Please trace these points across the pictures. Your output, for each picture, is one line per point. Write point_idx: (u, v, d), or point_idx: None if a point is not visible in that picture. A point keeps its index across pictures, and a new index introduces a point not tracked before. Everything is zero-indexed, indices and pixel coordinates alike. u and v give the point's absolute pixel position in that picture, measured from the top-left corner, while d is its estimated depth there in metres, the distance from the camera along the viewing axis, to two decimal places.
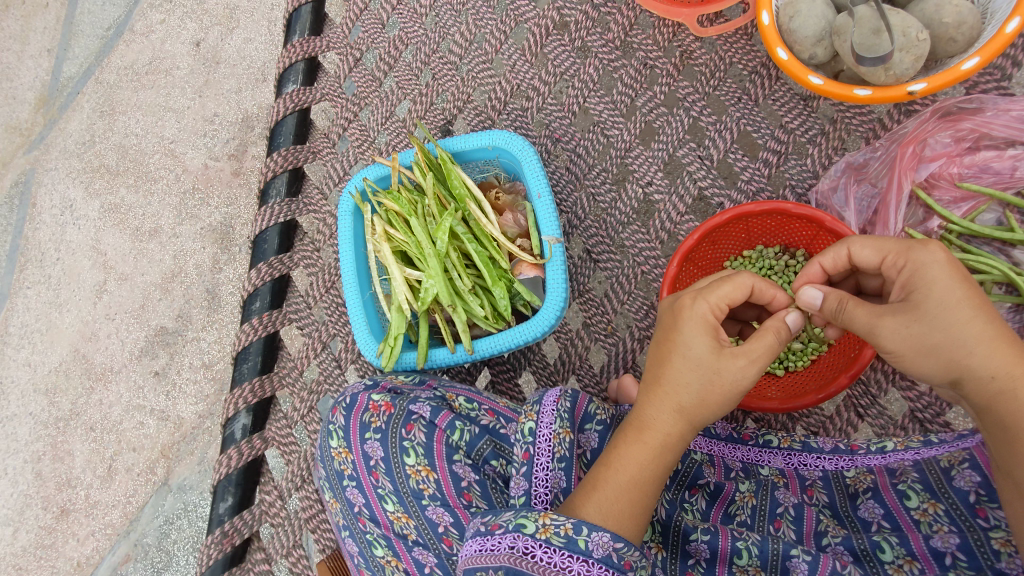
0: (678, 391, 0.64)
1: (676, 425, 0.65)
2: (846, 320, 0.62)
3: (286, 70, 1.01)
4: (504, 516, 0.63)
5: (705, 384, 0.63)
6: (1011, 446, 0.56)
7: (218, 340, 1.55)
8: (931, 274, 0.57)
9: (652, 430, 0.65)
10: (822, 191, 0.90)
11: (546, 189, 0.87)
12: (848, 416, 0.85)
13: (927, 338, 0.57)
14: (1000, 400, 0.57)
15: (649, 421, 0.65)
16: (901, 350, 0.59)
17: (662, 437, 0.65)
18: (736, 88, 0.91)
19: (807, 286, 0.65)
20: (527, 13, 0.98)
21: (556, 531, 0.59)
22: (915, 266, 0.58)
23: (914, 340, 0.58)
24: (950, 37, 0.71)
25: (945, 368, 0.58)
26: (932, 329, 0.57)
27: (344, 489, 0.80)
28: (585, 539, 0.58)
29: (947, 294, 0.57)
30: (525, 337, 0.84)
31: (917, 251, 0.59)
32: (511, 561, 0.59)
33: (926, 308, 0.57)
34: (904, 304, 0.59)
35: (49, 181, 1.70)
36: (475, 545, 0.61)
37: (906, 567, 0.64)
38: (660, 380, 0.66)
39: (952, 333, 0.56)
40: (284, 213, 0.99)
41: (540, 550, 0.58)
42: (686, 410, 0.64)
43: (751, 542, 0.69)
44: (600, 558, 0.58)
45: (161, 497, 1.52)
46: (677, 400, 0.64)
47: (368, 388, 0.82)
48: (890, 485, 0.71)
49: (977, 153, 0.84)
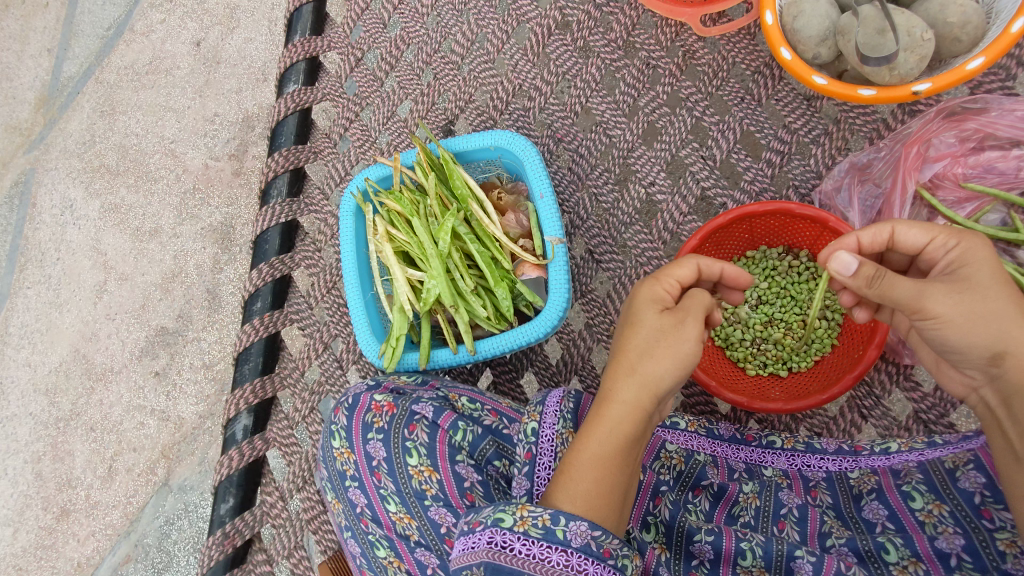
0: (631, 357, 0.63)
1: (631, 392, 0.63)
2: (886, 287, 0.59)
3: (287, 70, 1.01)
4: (484, 512, 0.62)
5: (651, 346, 0.63)
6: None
7: (219, 341, 1.55)
8: (980, 254, 0.59)
9: (612, 402, 0.63)
10: (825, 191, 0.89)
11: (549, 189, 0.86)
12: (852, 417, 0.84)
13: (980, 305, 0.57)
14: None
15: (608, 394, 0.64)
16: (951, 317, 0.57)
17: (621, 408, 0.63)
18: (739, 88, 0.91)
19: (840, 251, 0.60)
20: (529, 13, 0.98)
21: (534, 522, 0.59)
22: (968, 245, 0.60)
23: (966, 307, 0.57)
24: (955, 37, 0.71)
25: (991, 338, 0.57)
26: (982, 298, 0.57)
27: (346, 490, 0.80)
28: (563, 529, 0.58)
29: (996, 272, 0.58)
30: (528, 337, 0.84)
31: (968, 234, 0.60)
32: (491, 556, 0.59)
33: (977, 280, 0.58)
34: (955, 278, 0.59)
35: (49, 181, 1.70)
36: (458, 544, 0.61)
37: (910, 568, 0.64)
38: (618, 352, 0.65)
39: (1002, 305, 0.56)
40: (285, 213, 0.98)
41: (518, 543, 0.58)
42: (640, 373, 0.62)
43: (755, 543, 0.68)
44: (578, 547, 0.58)
45: (161, 497, 1.52)
46: (630, 366, 0.63)
47: (370, 388, 0.82)
48: (894, 486, 0.71)
49: (981, 154, 0.84)
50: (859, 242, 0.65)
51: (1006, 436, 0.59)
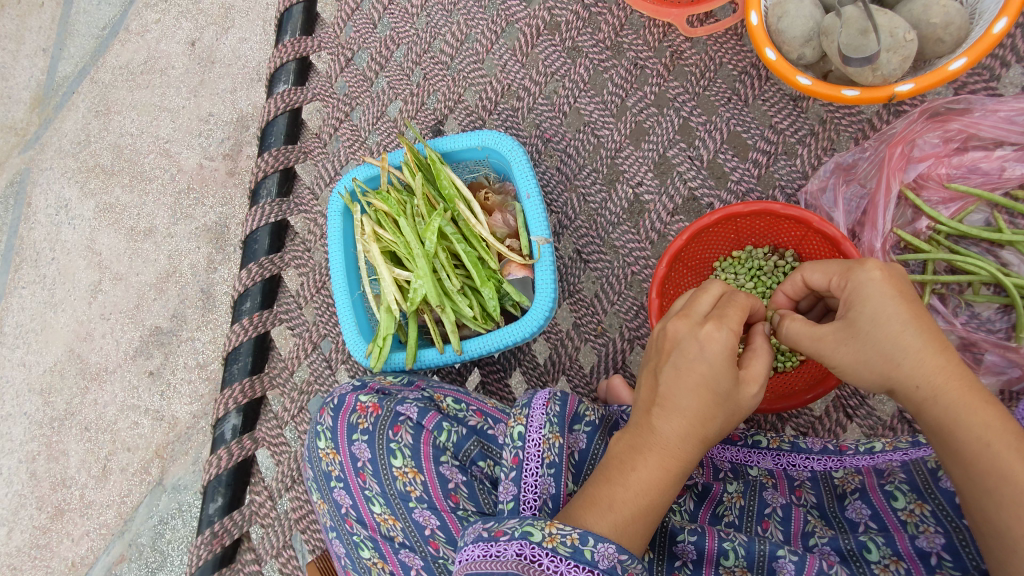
0: (704, 420, 0.63)
1: (691, 445, 0.63)
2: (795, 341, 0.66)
3: (277, 70, 1.01)
4: (507, 523, 0.61)
5: (727, 413, 0.63)
6: (943, 451, 0.58)
7: (212, 340, 1.55)
8: (870, 291, 0.60)
9: (676, 456, 0.62)
10: (811, 192, 0.90)
11: (535, 189, 0.86)
12: (837, 416, 0.85)
13: (863, 350, 0.60)
14: (925, 406, 0.58)
15: (675, 448, 0.62)
16: (843, 364, 0.62)
17: (685, 464, 0.63)
18: (725, 88, 0.91)
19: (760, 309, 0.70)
20: (518, 13, 0.98)
21: (563, 540, 0.57)
22: (858, 283, 0.60)
23: (853, 355, 0.61)
24: (938, 38, 0.71)
25: (878, 378, 0.60)
26: (869, 345, 0.60)
27: (331, 491, 0.80)
28: (591, 550, 0.57)
29: (884, 310, 0.59)
30: (514, 337, 0.84)
31: (858, 272, 0.61)
32: (519, 569, 0.57)
33: (862, 326, 0.60)
34: (847, 321, 0.61)
35: (44, 181, 1.70)
36: (479, 549, 0.59)
37: (892, 566, 0.64)
38: (682, 404, 0.63)
39: (881, 347, 0.59)
40: (275, 213, 0.99)
41: (547, 558, 0.57)
42: (707, 437, 0.63)
43: (738, 543, 0.68)
44: (605, 569, 0.56)
45: (155, 497, 1.52)
46: (702, 431, 0.62)
47: (356, 389, 0.82)
48: (877, 486, 0.71)
49: (965, 154, 0.84)
50: (787, 296, 0.72)
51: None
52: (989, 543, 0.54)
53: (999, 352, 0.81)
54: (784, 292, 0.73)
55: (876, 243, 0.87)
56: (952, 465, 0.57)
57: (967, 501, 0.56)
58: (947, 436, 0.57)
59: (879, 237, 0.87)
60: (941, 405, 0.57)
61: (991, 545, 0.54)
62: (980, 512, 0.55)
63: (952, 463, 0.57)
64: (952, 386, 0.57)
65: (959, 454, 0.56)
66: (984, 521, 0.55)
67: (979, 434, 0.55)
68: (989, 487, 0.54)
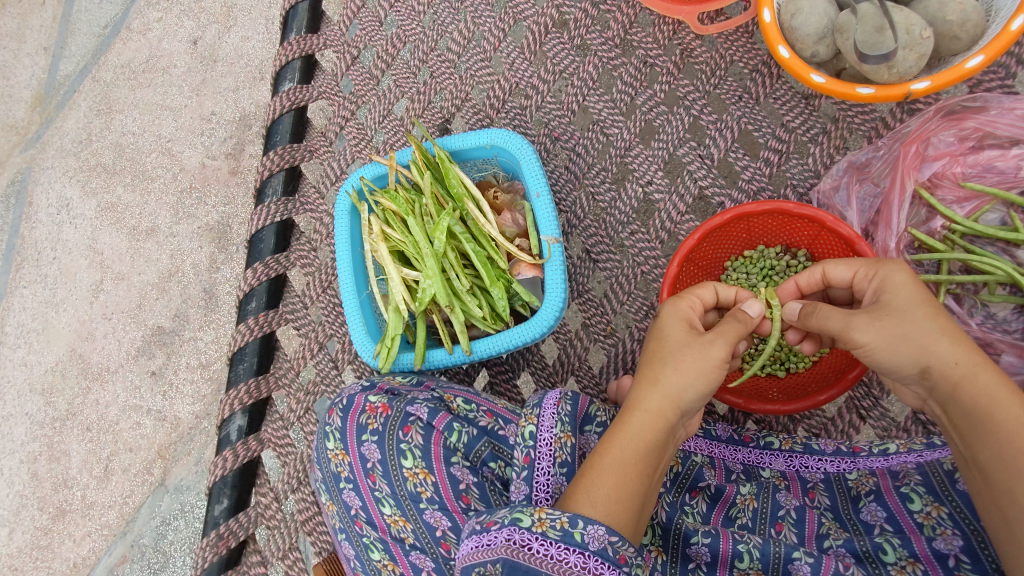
0: (656, 370, 0.65)
1: (655, 402, 0.64)
2: (818, 320, 0.67)
3: (282, 69, 1.00)
4: (499, 513, 0.61)
5: (676, 358, 0.65)
6: (976, 429, 0.58)
7: (215, 340, 1.54)
8: (898, 279, 0.63)
9: (636, 410, 0.65)
10: (823, 190, 0.89)
11: (545, 188, 0.86)
12: (850, 418, 0.84)
13: (897, 328, 0.61)
14: (963, 384, 0.59)
15: (634, 402, 0.65)
16: (874, 343, 0.62)
17: (644, 416, 0.64)
18: (737, 87, 0.90)
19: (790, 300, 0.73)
20: (526, 11, 0.97)
21: (552, 524, 0.58)
22: (886, 273, 0.64)
23: (886, 333, 0.61)
24: (954, 36, 0.70)
25: (915, 355, 0.60)
26: (901, 322, 0.60)
27: (340, 492, 0.79)
28: (581, 531, 0.57)
29: (914, 294, 0.61)
30: (523, 338, 0.83)
31: (887, 264, 0.64)
32: (509, 553, 0.57)
33: (896, 305, 0.61)
34: (875, 305, 0.63)
35: (46, 180, 1.69)
36: (471, 541, 0.59)
37: (908, 568, 0.63)
38: (644, 365, 0.68)
39: (920, 327, 0.60)
40: (280, 212, 0.97)
41: (537, 542, 0.57)
42: (663, 384, 0.64)
43: (752, 545, 0.67)
44: (596, 551, 0.57)
45: (158, 497, 1.51)
46: (654, 376, 0.65)
47: (365, 389, 0.81)
48: (893, 488, 0.70)
49: (980, 153, 0.84)
50: (798, 285, 0.75)
51: (952, 443, 0.61)
52: (1014, 526, 0.54)
53: (1016, 352, 0.81)
54: (795, 283, 0.75)
55: (890, 242, 0.86)
56: (985, 445, 0.57)
57: (997, 483, 0.56)
58: (984, 416, 0.57)
59: (894, 237, 0.86)
60: (981, 383, 0.58)
61: (1016, 528, 0.54)
62: (1007, 494, 0.55)
63: (991, 442, 0.57)
64: (988, 368, 0.58)
65: (1000, 433, 0.56)
66: (1012, 503, 0.55)
67: (1015, 414, 0.56)
68: (1021, 466, 0.55)
